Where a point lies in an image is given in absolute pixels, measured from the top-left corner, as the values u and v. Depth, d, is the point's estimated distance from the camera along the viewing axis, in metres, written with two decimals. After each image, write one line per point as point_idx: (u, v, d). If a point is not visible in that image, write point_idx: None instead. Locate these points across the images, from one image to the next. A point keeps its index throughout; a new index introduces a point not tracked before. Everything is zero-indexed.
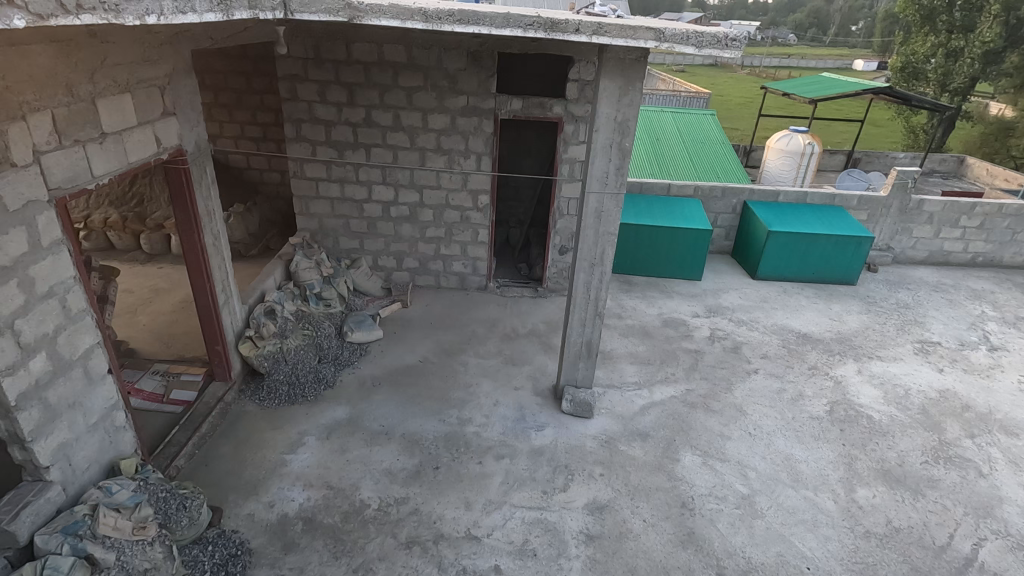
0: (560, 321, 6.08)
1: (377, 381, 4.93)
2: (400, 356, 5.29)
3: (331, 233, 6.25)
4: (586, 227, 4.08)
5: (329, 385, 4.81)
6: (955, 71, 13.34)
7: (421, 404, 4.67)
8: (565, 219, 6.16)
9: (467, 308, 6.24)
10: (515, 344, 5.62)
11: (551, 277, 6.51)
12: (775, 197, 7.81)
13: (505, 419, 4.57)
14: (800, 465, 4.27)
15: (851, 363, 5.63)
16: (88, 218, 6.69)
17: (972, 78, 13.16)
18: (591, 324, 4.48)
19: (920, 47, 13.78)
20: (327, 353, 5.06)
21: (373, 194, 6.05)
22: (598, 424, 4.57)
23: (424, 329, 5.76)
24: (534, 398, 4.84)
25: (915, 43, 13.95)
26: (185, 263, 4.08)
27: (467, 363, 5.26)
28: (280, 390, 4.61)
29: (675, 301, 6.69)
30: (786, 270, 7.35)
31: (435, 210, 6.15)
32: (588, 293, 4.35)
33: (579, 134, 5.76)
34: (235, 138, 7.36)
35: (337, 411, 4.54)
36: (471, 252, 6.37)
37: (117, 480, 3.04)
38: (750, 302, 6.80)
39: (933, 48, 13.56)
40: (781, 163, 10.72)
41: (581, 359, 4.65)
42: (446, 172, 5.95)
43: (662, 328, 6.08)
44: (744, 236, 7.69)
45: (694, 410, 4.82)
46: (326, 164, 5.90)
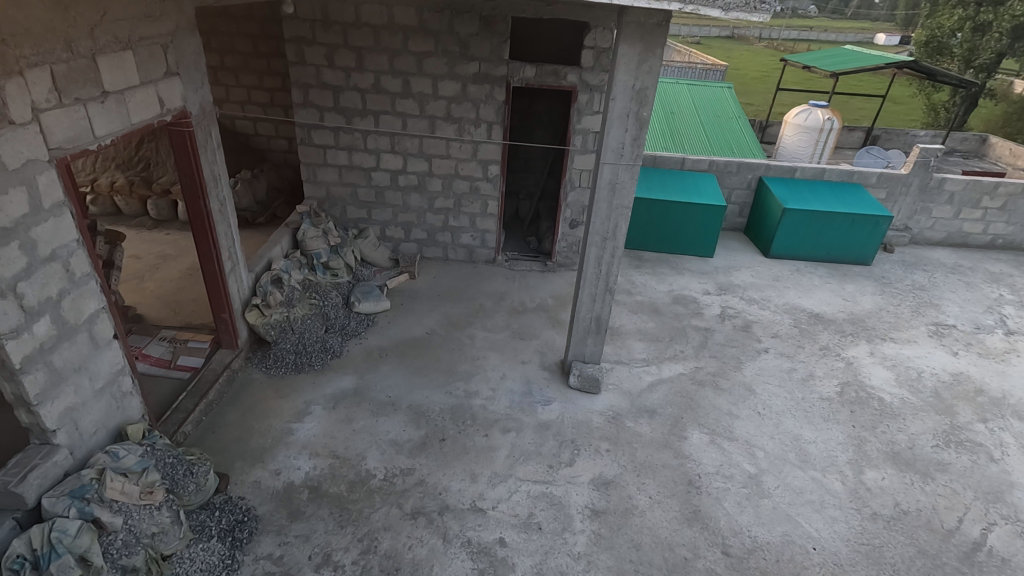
0: (568, 296, 6.01)
1: (384, 352, 4.91)
2: (407, 328, 5.26)
3: (339, 202, 6.16)
4: (599, 200, 3.98)
5: (336, 355, 4.79)
6: (981, 46, 12.89)
7: (428, 376, 4.65)
8: (577, 191, 6.05)
9: (475, 280, 6.18)
10: (522, 318, 5.57)
11: (561, 251, 6.43)
12: (792, 174, 7.61)
13: (512, 393, 4.54)
14: (809, 446, 4.23)
15: (863, 345, 5.54)
16: (95, 182, 6.62)
17: (999, 54, 12.68)
18: (602, 301, 4.40)
19: (946, 21, 13.30)
20: (334, 323, 5.02)
21: (382, 162, 5.94)
22: (605, 400, 4.54)
23: (431, 301, 5.71)
24: (542, 372, 4.81)
25: (940, 16, 13.47)
26: (191, 229, 4.01)
27: (474, 336, 5.22)
28: (288, 359, 4.60)
29: (686, 278, 6.59)
30: (799, 248, 7.20)
31: (444, 180, 6.03)
32: (600, 268, 4.26)
33: (593, 104, 5.58)
34: (242, 103, 7.23)
35: (344, 381, 4.53)
36: (480, 224, 6.28)
37: (124, 445, 3.03)
38: (762, 280, 6.70)
39: (960, 21, 13.08)
40: (798, 139, 10.46)
41: (590, 335, 4.59)
42: (456, 142, 5.81)
43: (672, 305, 6.00)
44: (759, 212, 7.53)
45: (702, 388, 4.78)
46: (334, 131, 5.78)
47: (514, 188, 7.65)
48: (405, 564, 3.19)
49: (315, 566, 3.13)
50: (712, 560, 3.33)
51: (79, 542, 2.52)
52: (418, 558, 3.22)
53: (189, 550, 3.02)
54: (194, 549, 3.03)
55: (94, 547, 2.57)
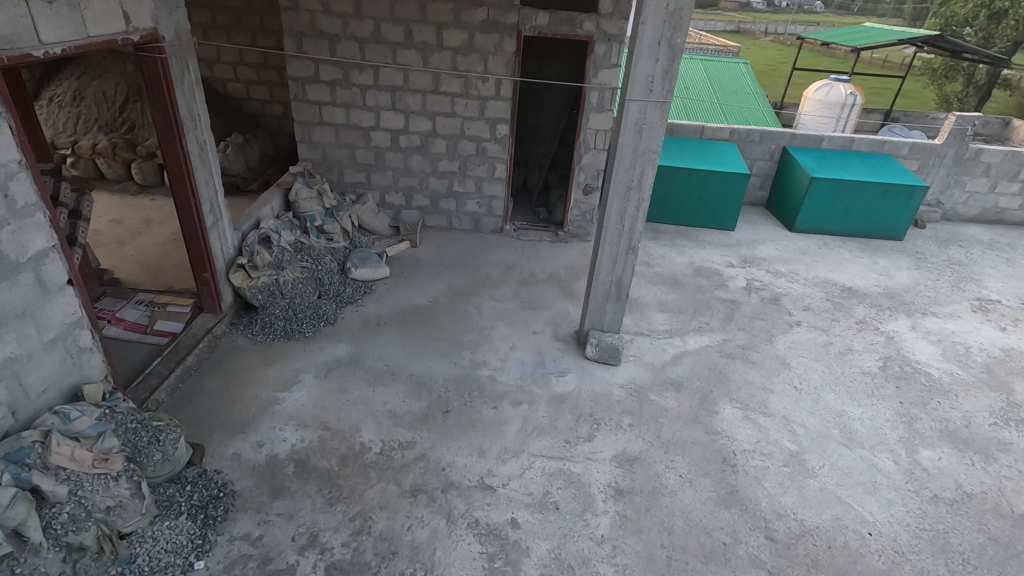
0: (582, 266, 5.58)
1: (382, 320, 4.49)
2: (407, 296, 4.83)
3: (335, 165, 5.73)
4: (624, 144, 3.54)
5: (330, 322, 4.38)
6: (996, 35, 12.44)
7: (430, 346, 4.23)
8: (591, 154, 5.62)
9: (481, 250, 5.75)
10: (533, 288, 5.14)
11: (573, 220, 5.99)
12: (818, 144, 7.15)
13: (523, 363, 4.12)
14: (854, 423, 3.79)
15: (903, 319, 5.10)
16: (76, 144, 6.19)
17: (1015, 43, 12.24)
18: (624, 261, 3.97)
19: (960, 9, 12.87)
20: (329, 289, 4.61)
21: (382, 121, 5.51)
22: (626, 372, 4.11)
23: (434, 270, 5.29)
24: (555, 343, 4.38)
25: (955, 4, 13.09)
26: (167, 175, 3.59)
27: (481, 305, 4.80)
28: (276, 326, 4.19)
29: (707, 251, 6.14)
30: (827, 222, 6.75)
31: (449, 141, 5.60)
32: (623, 224, 3.82)
33: (611, 56, 5.15)
34: (234, 65, 6.79)
35: (338, 349, 4.11)
36: (487, 190, 5.85)
37: (78, 406, 2.60)
38: (788, 253, 6.24)
39: (974, 10, 12.60)
40: (818, 115, 9.97)
41: (609, 301, 4.15)
42: (462, 98, 5.38)
43: (693, 277, 5.56)
44: (782, 184, 7.06)
45: (732, 361, 4.35)
46: (330, 86, 5.35)
47: (522, 158, 7.19)
48: (403, 546, 2.77)
49: (299, 548, 2.71)
50: (755, 546, 2.91)
51: (11, 514, 2.10)
52: (418, 540, 2.80)
53: (152, 529, 2.60)
54: (158, 527, 2.61)
55: (31, 520, 2.16)
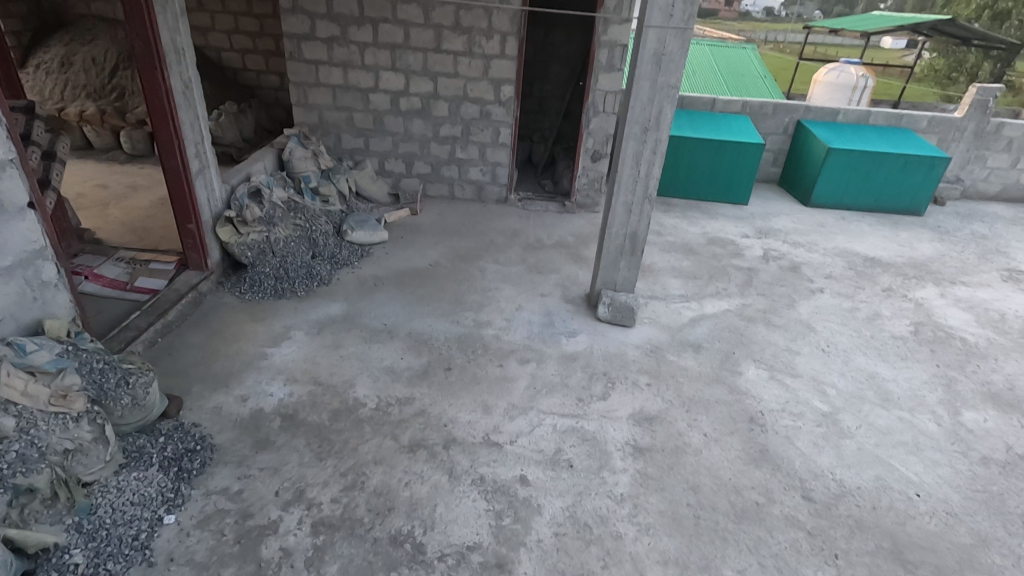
0: (590, 235, 5.30)
1: (380, 281, 4.20)
2: (406, 259, 4.56)
3: (332, 129, 5.47)
4: (641, 78, 3.28)
5: (324, 282, 4.10)
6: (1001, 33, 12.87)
7: (431, 306, 3.95)
8: (600, 117, 5.37)
9: (484, 219, 5.48)
10: (539, 253, 4.87)
11: (581, 189, 5.73)
12: (834, 117, 6.87)
13: (531, 323, 3.84)
14: (889, 385, 3.50)
15: (931, 287, 4.81)
16: (63, 111, 5.94)
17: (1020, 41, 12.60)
18: (639, 212, 3.70)
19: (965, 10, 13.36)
20: (324, 250, 4.34)
21: (381, 82, 5.25)
22: (641, 333, 3.83)
23: (435, 235, 5.02)
24: (564, 305, 4.10)
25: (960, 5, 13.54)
26: (148, 111, 3.32)
27: (485, 268, 4.53)
28: (267, 284, 3.92)
29: (721, 222, 5.87)
30: (844, 196, 6.48)
31: (451, 103, 5.34)
32: (638, 170, 3.56)
33: (622, 10, 4.90)
34: (229, 33, 6.55)
35: (331, 308, 3.83)
36: (491, 156, 5.59)
37: (35, 339, 2.29)
38: (805, 226, 5.97)
39: (979, 10, 13.06)
40: (829, 98, 9.71)
41: (623, 257, 3.87)
42: (465, 57, 5.13)
43: (708, 246, 5.28)
44: (797, 158, 6.80)
45: (753, 324, 4.07)
46: (327, 43, 5.09)
47: (526, 131, 6.93)
48: (400, 503, 2.48)
49: (283, 504, 2.43)
50: (792, 506, 2.61)
51: None
52: (417, 497, 2.51)
53: (117, 479, 2.32)
54: (125, 477, 2.34)
55: None
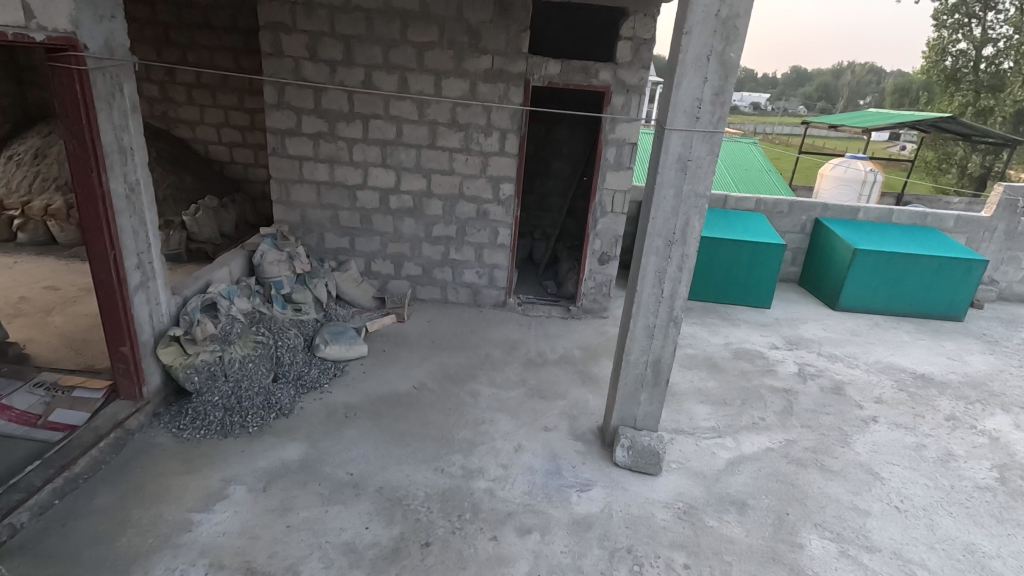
0: (600, 347, 4.68)
1: (351, 411, 3.53)
2: (386, 379, 3.90)
3: (315, 228, 5.00)
4: (663, 186, 2.79)
5: (283, 413, 3.42)
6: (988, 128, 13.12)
7: (410, 446, 3.25)
8: (608, 218, 4.91)
9: (480, 327, 4.88)
10: (542, 371, 4.22)
11: (588, 293, 5.18)
12: (854, 215, 6.46)
13: (533, 471, 3.13)
14: (994, 564, 2.74)
15: (1002, 415, 4.11)
16: (27, 204, 5.48)
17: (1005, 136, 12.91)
18: (662, 337, 3.09)
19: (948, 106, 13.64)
20: (288, 371, 3.70)
21: (370, 179, 4.84)
22: (669, 486, 3.10)
23: (422, 348, 4.39)
24: (573, 443, 3.40)
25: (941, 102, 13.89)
26: (79, 219, 2.79)
27: (479, 392, 3.86)
28: (213, 417, 3.24)
29: (744, 330, 5.27)
30: (875, 299, 5.92)
31: (445, 202, 4.90)
32: (661, 289, 3.00)
33: (631, 108, 4.56)
34: (217, 126, 6.28)
35: (287, 450, 3.12)
36: (488, 258, 5.08)
37: None
38: (837, 334, 5.36)
39: (961, 107, 13.40)
40: (837, 192, 9.51)
41: (643, 391, 3.21)
42: (461, 154, 4.74)
43: (734, 361, 4.64)
44: (819, 258, 6.31)
45: (804, 470, 3.34)
46: (313, 139, 4.72)
47: (526, 227, 6.56)
48: None
49: None
50: None
51: None
52: None
53: None
54: None
55: None
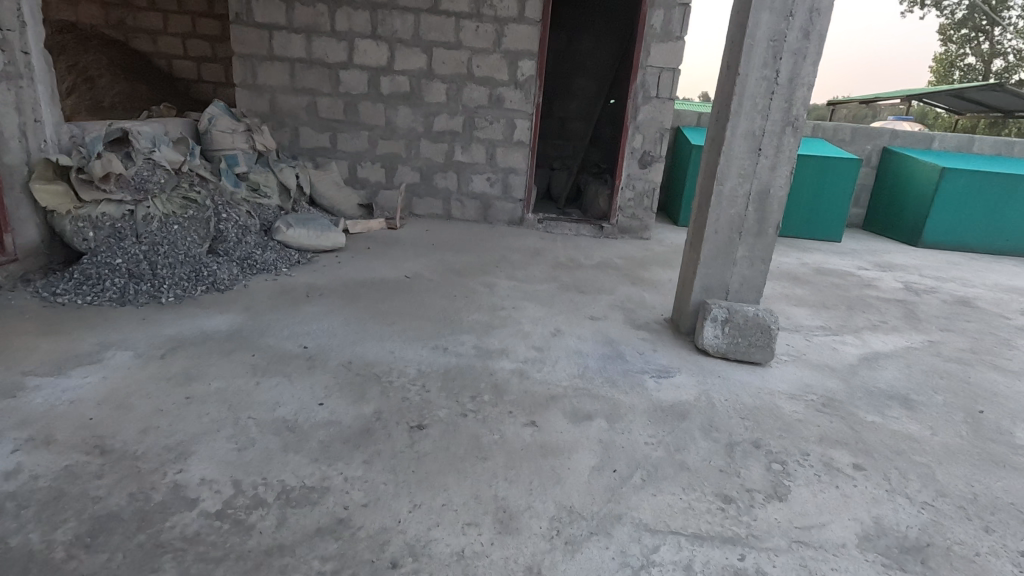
0: (646, 258, 3.66)
1: (316, 291, 2.49)
2: (368, 269, 2.86)
3: (288, 120, 4.05)
4: None
5: (215, 288, 2.38)
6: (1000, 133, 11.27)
7: (399, 325, 2.20)
8: (652, 105, 3.94)
9: (493, 238, 3.87)
10: (578, 272, 3.20)
11: (626, 207, 4.18)
12: (928, 145, 5.51)
13: (582, 356, 2.08)
14: None
15: None
16: None
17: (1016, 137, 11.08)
18: (773, 152, 2.07)
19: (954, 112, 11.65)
20: (232, 249, 2.67)
21: (356, 54, 3.90)
22: (790, 378, 2.05)
23: (419, 249, 3.37)
24: (633, 332, 2.36)
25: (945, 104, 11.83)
26: None
27: (495, 284, 2.83)
28: (109, 284, 2.21)
29: (820, 255, 4.25)
30: (966, 234, 4.93)
31: (450, 84, 3.95)
32: (773, 74, 2.00)
33: None
34: (183, 37, 5.40)
35: (213, 321, 2.08)
36: (503, 159, 4.10)
37: None
38: (933, 263, 4.34)
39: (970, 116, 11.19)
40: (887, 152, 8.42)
41: (740, 243, 2.19)
42: (471, 20, 3.81)
43: (820, 276, 3.62)
44: (892, 191, 5.34)
45: (976, 371, 2.28)
46: (286, 1, 3.80)
47: (544, 159, 5.61)
48: None
49: None
50: None
51: None
52: None
53: None
54: None
55: None
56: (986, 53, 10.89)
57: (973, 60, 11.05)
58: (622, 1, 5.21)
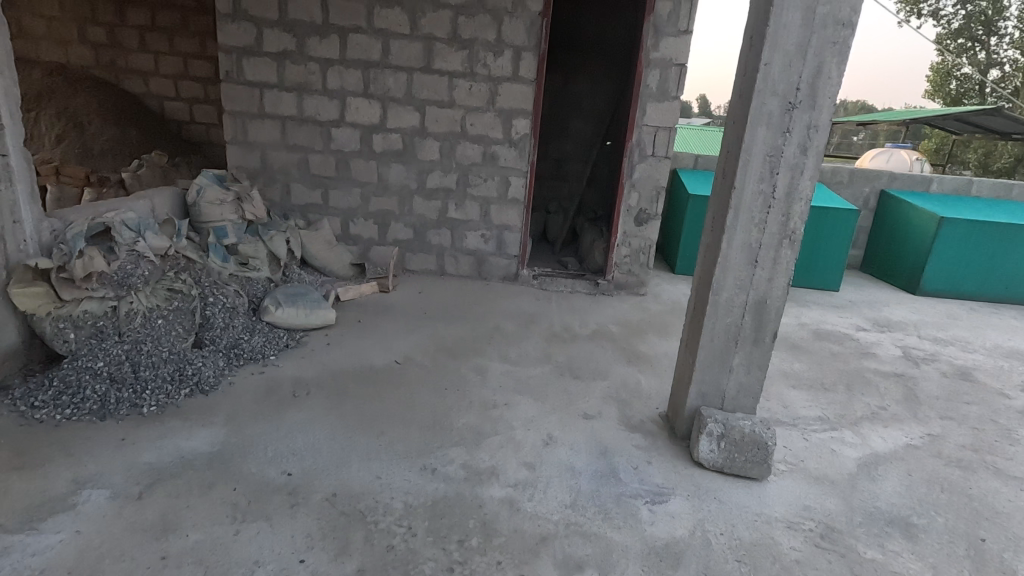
0: (642, 323, 3.61)
1: (303, 387, 2.42)
2: (358, 352, 2.80)
3: (279, 177, 3.99)
4: (788, 4, 1.75)
5: (199, 389, 2.32)
6: (998, 151, 10.68)
7: (386, 435, 2.14)
8: (647, 164, 3.89)
9: (487, 299, 3.81)
10: (572, 346, 3.14)
11: (621, 263, 4.13)
12: (926, 187, 5.48)
13: (574, 473, 2.02)
14: None
15: None
16: None
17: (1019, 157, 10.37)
18: (769, 264, 2.01)
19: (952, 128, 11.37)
20: (218, 337, 2.61)
21: (348, 112, 3.84)
22: (788, 497, 2.00)
23: (411, 319, 3.30)
24: (628, 435, 2.30)
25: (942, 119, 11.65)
26: None
27: (487, 368, 2.77)
28: (89, 392, 2.14)
29: (818, 311, 4.20)
30: (965, 282, 4.88)
31: (443, 142, 3.90)
32: (770, 188, 1.94)
33: (680, 18, 3.58)
34: (175, 77, 5.34)
35: (195, 438, 2.01)
36: (497, 217, 4.05)
37: None
38: (932, 318, 4.30)
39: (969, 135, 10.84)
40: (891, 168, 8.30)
41: (736, 351, 2.13)
42: (464, 79, 3.76)
43: (818, 341, 3.57)
44: (890, 235, 5.30)
45: (980, 479, 2.22)
46: (277, 60, 3.75)
47: (540, 200, 5.54)
48: None
49: None
50: None
51: None
52: None
53: None
54: None
55: None
56: (982, 62, 10.82)
57: (971, 69, 10.92)
58: (621, 42, 5.13)
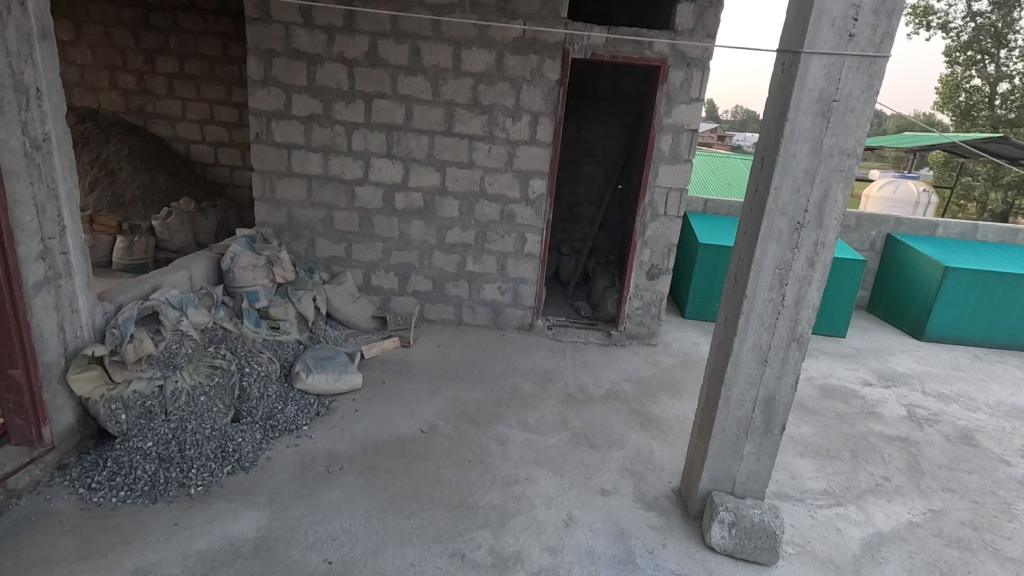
0: (654, 380, 3.73)
1: (336, 462, 2.57)
2: (385, 421, 2.94)
3: (304, 232, 4.16)
4: (797, 137, 1.89)
5: (239, 465, 2.47)
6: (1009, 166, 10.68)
7: (417, 517, 2.28)
8: (659, 223, 4.03)
9: (504, 352, 3.95)
10: (587, 409, 3.27)
11: (633, 315, 4.26)
12: (931, 231, 5.58)
13: (594, 560, 2.15)
14: None
15: None
16: None
17: None
18: (778, 364, 2.15)
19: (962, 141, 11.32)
20: (255, 409, 2.77)
21: (372, 171, 4.00)
22: None
23: (433, 378, 3.45)
24: (644, 514, 2.43)
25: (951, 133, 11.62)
26: None
27: (508, 436, 2.91)
28: (140, 473, 2.30)
29: (824, 362, 4.31)
30: (970, 329, 4.98)
31: (462, 201, 4.05)
32: (779, 296, 2.08)
33: (691, 86, 3.73)
34: (201, 122, 5.52)
35: (240, 522, 2.17)
36: (513, 270, 4.19)
37: None
38: (936, 368, 4.41)
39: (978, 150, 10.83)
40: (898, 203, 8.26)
41: (747, 442, 2.26)
42: (484, 142, 3.91)
43: (824, 399, 3.69)
44: (896, 279, 5.39)
45: (979, 563, 2.34)
46: (305, 123, 3.92)
47: (553, 241, 5.68)
48: None
49: None
50: None
51: None
52: None
53: None
54: None
55: None
56: (992, 75, 10.77)
57: (979, 82, 10.89)
58: (632, 90, 5.27)
